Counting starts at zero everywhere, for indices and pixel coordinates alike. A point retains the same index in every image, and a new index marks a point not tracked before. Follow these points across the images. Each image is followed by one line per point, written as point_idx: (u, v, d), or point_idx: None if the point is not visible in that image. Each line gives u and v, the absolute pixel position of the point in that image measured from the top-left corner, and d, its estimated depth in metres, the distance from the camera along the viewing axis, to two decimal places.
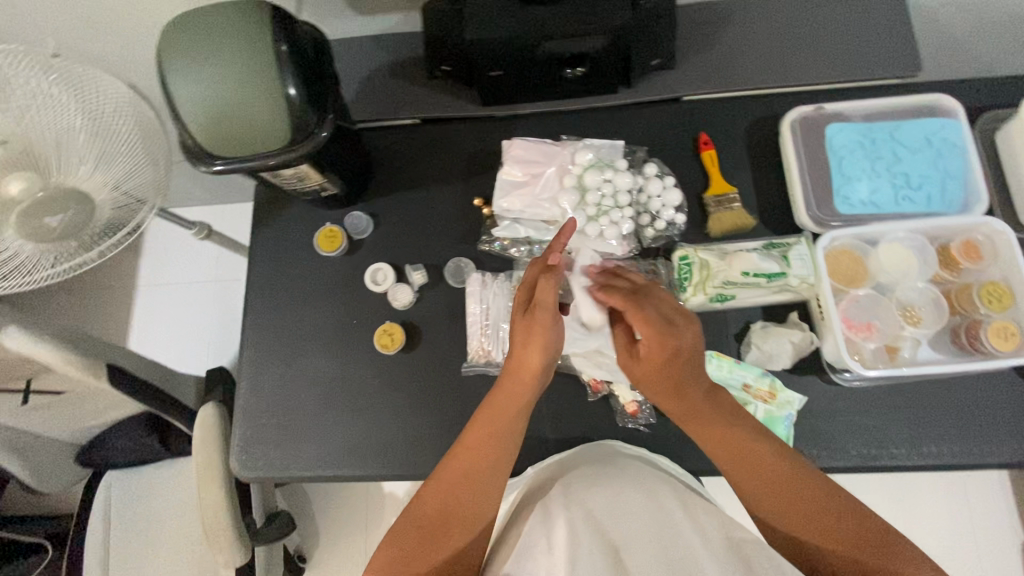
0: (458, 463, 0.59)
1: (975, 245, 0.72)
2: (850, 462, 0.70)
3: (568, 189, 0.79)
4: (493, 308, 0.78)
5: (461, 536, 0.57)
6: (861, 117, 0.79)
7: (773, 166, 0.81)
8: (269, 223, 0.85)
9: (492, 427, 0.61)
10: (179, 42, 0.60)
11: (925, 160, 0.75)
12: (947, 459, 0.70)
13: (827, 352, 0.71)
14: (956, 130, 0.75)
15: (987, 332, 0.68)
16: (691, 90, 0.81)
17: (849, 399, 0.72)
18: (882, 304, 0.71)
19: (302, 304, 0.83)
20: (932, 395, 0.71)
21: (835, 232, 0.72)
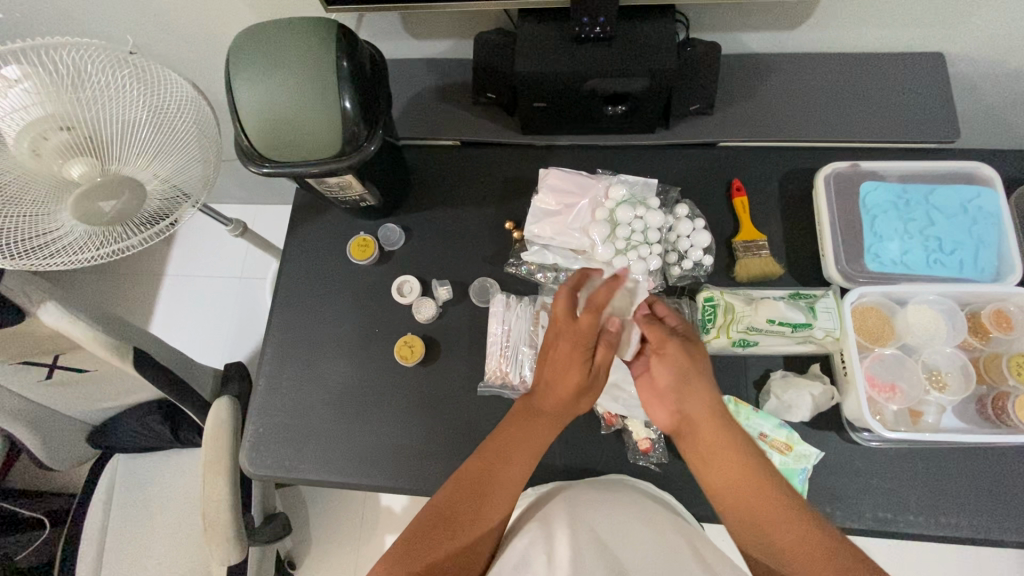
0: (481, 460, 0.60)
1: (1006, 314, 0.71)
2: (865, 524, 0.69)
3: (599, 222, 0.80)
4: (513, 331, 0.79)
5: (467, 534, 0.56)
6: (897, 178, 0.79)
7: (804, 218, 0.81)
8: (305, 226, 0.88)
9: (522, 442, 0.62)
10: (247, 50, 0.64)
11: (958, 226, 0.75)
12: (966, 533, 0.68)
13: (848, 410, 0.70)
14: (992, 199, 0.75)
15: (1014, 405, 0.67)
16: (729, 136, 0.82)
17: (866, 459, 0.71)
18: (907, 365, 0.70)
19: (328, 309, 0.84)
20: (952, 464, 0.70)
21: (864, 288, 0.72)
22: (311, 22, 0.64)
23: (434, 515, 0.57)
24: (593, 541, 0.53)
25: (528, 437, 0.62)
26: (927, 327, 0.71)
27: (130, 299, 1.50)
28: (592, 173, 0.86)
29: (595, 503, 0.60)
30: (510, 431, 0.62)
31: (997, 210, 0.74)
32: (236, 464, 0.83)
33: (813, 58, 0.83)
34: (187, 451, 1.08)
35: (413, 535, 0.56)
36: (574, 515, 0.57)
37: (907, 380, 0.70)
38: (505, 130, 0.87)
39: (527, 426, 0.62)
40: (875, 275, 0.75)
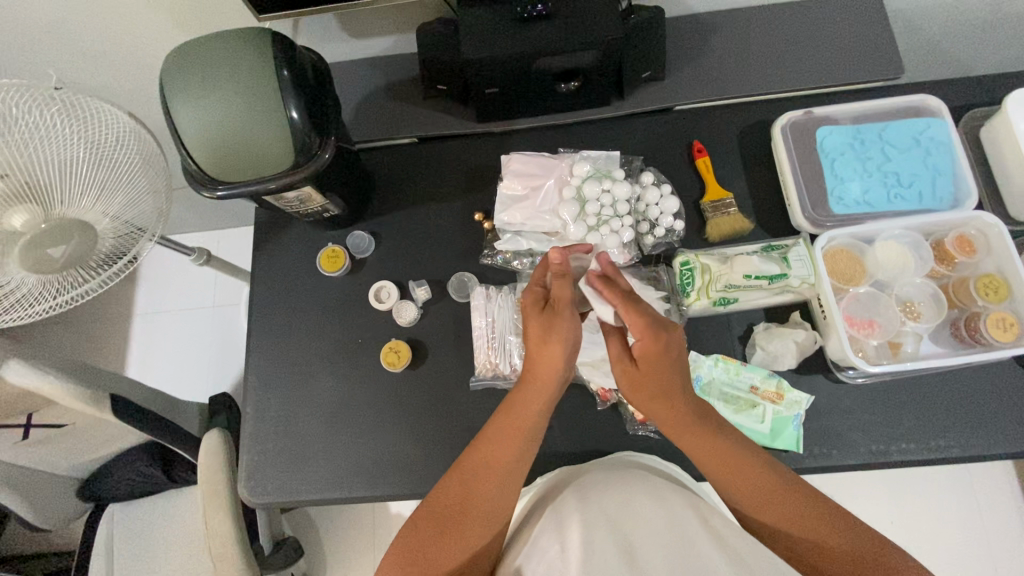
0: (486, 452, 0.59)
1: (968, 240, 0.73)
2: (861, 459, 0.71)
3: (568, 201, 0.80)
4: (498, 322, 0.78)
5: (478, 534, 0.55)
6: (851, 119, 0.80)
7: (766, 170, 0.82)
8: (271, 245, 0.86)
9: (511, 434, 0.59)
10: (180, 72, 0.61)
11: (914, 158, 0.77)
12: (956, 452, 0.70)
13: (832, 350, 0.72)
14: (943, 128, 0.77)
15: (986, 323, 0.69)
16: (683, 98, 0.82)
17: (855, 396, 0.73)
18: (882, 301, 0.72)
19: (307, 325, 0.82)
20: (934, 389, 0.72)
21: (832, 232, 0.74)
22: (244, 36, 0.62)
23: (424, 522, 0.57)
24: (607, 521, 0.52)
25: (528, 414, 0.59)
26: (895, 262, 0.73)
27: (101, 345, 1.45)
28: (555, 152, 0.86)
29: (605, 487, 0.59)
30: (499, 428, 0.60)
31: (947, 140, 0.76)
32: (236, 496, 0.82)
33: (755, 10, 0.83)
34: (185, 489, 1.06)
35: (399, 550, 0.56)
36: (582, 502, 0.57)
37: (883, 315, 0.72)
38: (460, 120, 0.86)
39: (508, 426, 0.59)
40: (840, 217, 0.77)
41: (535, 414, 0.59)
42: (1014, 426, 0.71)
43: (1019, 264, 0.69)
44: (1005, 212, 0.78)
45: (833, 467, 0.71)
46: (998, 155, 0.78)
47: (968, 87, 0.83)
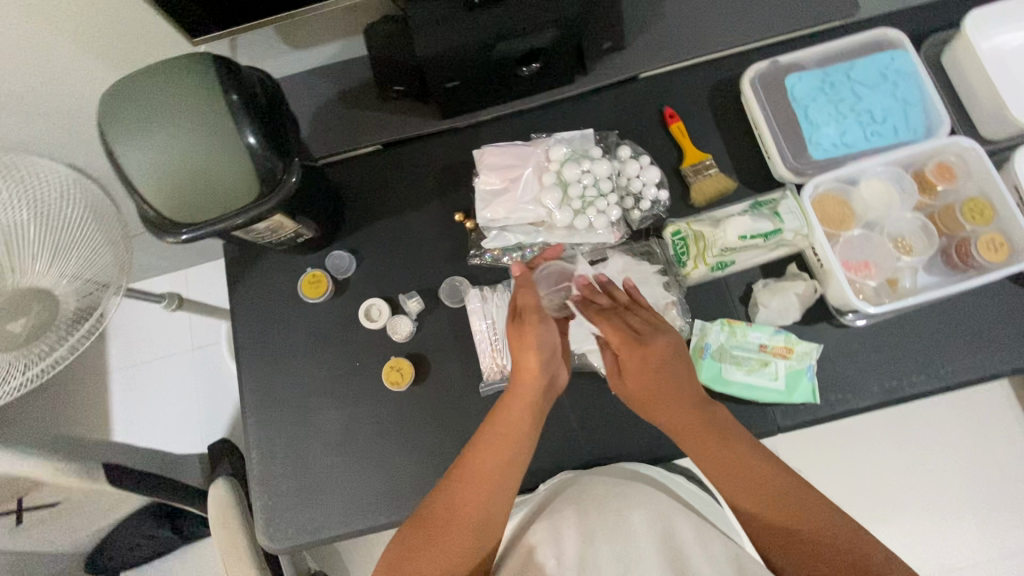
0: (480, 460, 0.58)
1: (948, 165, 0.74)
2: (875, 399, 0.71)
3: (550, 187, 0.77)
4: (498, 323, 0.76)
5: (460, 545, 0.54)
6: (815, 63, 0.80)
7: (741, 126, 0.81)
8: (247, 280, 0.82)
9: (502, 441, 0.60)
10: (120, 112, 0.57)
11: (884, 93, 0.76)
12: (964, 376, 0.72)
13: (833, 297, 0.72)
14: (907, 59, 0.77)
15: (977, 247, 0.70)
16: (648, 65, 0.81)
17: (860, 338, 0.73)
18: (875, 240, 0.72)
19: (300, 357, 0.79)
20: (935, 318, 0.73)
21: (818, 178, 0.73)
22: (184, 63, 0.58)
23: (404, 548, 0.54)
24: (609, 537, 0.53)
25: (515, 421, 0.61)
26: (880, 200, 0.73)
27: (81, 410, 1.38)
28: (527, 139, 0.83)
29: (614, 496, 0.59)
30: (492, 433, 0.60)
31: (912, 69, 0.76)
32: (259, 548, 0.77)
33: None
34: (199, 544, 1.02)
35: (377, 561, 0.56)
36: (579, 518, 0.56)
37: (878, 253, 0.72)
38: (425, 120, 0.82)
39: (501, 429, 0.60)
40: (819, 163, 0.76)
41: (521, 419, 0.61)
42: (1014, 341, 0.72)
43: (1001, 183, 0.70)
44: (977, 133, 0.79)
45: (846, 412, 0.71)
46: (963, 78, 0.78)
47: (923, 15, 0.83)
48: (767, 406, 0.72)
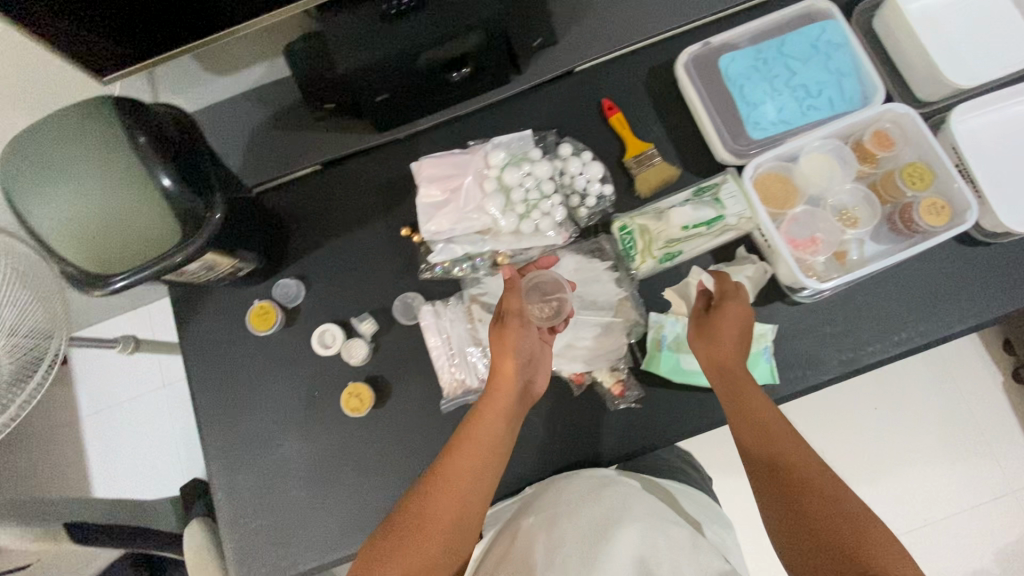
0: (456, 462, 0.59)
1: (885, 133, 0.74)
2: (834, 372, 0.72)
3: (491, 194, 0.77)
4: (454, 337, 0.75)
5: (427, 552, 0.54)
6: (748, 41, 0.79)
7: (681, 112, 0.80)
8: (195, 319, 0.79)
9: (477, 446, 0.60)
10: (21, 171, 0.54)
11: (816, 66, 0.76)
12: (917, 341, 0.72)
13: (783, 276, 0.72)
14: (838, 29, 0.76)
15: (920, 211, 0.69)
16: (581, 58, 0.79)
17: (814, 313, 0.73)
18: (819, 214, 0.72)
19: (258, 391, 0.77)
20: (886, 286, 0.73)
21: (756, 159, 0.73)
22: (82, 110, 0.56)
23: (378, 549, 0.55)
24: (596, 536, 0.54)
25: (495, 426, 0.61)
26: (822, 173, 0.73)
27: (54, 462, 1.35)
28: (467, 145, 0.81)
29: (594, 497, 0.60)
30: (468, 436, 0.61)
31: (838, 39, 0.76)
32: None
33: None
34: None
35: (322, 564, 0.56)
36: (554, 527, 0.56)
37: (822, 229, 0.72)
38: (361, 138, 0.80)
39: (479, 429, 0.61)
40: (757, 144, 0.76)
41: (497, 424, 0.61)
42: (964, 301, 0.73)
43: (934, 142, 0.71)
44: (914, 98, 0.79)
45: (806, 390, 0.72)
46: (895, 44, 0.77)
47: None
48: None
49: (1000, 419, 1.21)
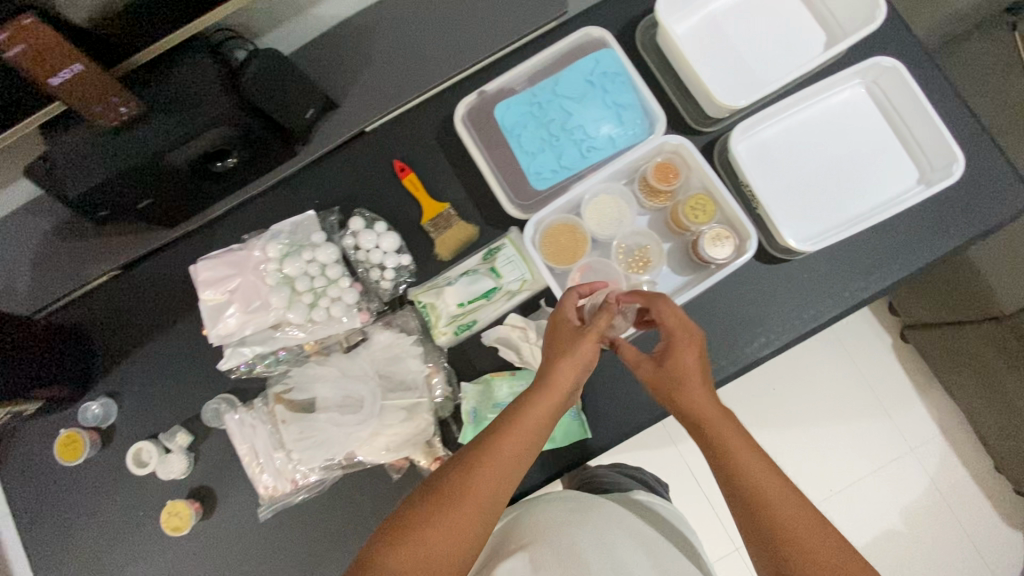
0: (711, 419, 0.62)
1: (860, 112, 0.86)
2: (811, 313, 0.84)
3: (520, 152, 0.85)
4: (481, 284, 0.85)
5: (781, 517, 0.55)
6: (740, 26, 0.88)
7: (681, 87, 0.88)
8: (232, 264, 0.83)
9: (698, 385, 0.64)
10: None
11: (800, 56, 0.88)
12: (887, 281, 0.84)
13: (769, 236, 0.84)
14: (816, 24, 0.88)
15: (878, 183, 0.85)
16: (597, 31, 0.86)
17: (798, 263, 0.84)
18: (800, 183, 0.85)
19: (300, 331, 0.84)
20: (865, 238, 0.84)
21: (747, 130, 0.85)
22: None
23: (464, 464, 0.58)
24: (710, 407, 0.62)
25: (716, 405, 0.63)
26: (804, 147, 0.86)
27: None
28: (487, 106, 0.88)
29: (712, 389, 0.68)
30: (699, 399, 0.63)
31: (817, 22, 0.88)
32: (351, 488, 0.84)
33: None
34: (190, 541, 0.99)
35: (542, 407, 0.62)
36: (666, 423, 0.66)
37: (808, 192, 0.85)
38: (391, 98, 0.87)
39: (698, 390, 0.64)
40: (758, 110, 0.87)
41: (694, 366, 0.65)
42: (927, 244, 0.84)
43: (923, 96, 0.81)
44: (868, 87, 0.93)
45: (783, 338, 0.83)
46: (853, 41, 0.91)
47: None
48: (717, 330, 0.84)
49: (890, 379, 1.53)
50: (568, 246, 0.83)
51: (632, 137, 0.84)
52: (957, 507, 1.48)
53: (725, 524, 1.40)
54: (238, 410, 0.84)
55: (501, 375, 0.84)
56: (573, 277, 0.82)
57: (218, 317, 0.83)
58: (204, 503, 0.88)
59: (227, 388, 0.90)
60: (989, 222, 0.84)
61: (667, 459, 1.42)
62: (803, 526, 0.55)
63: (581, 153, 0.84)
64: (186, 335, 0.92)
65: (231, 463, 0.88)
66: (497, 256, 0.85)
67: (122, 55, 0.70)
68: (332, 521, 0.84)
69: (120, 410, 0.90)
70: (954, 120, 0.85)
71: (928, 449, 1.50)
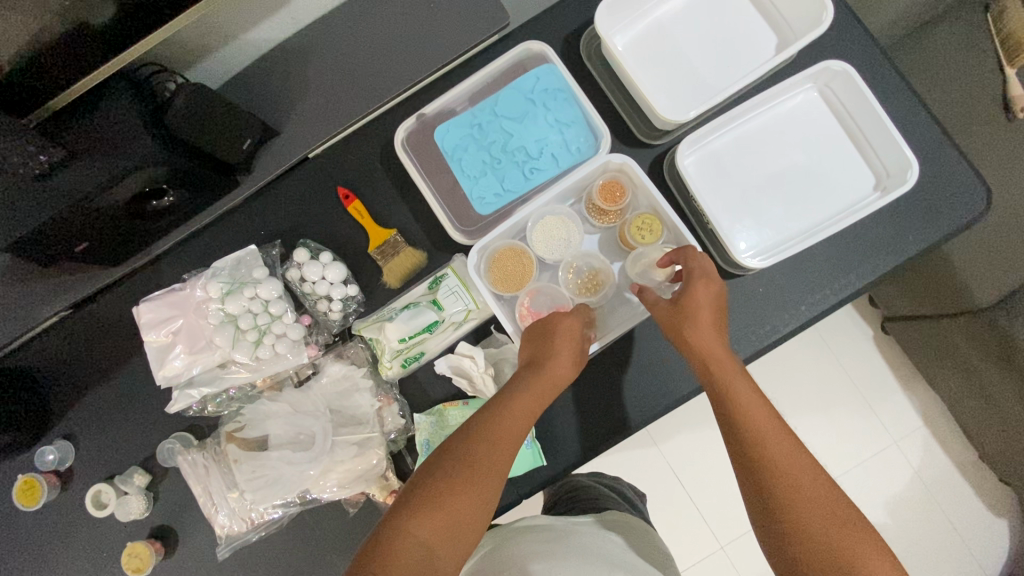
0: (717, 363, 0.65)
1: (813, 117, 0.84)
2: (773, 329, 0.81)
3: (463, 176, 0.84)
4: (425, 315, 0.83)
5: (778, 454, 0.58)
6: (685, 32, 0.85)
7: (627, 99, 0.85)
8: (175, 306, 0.82)
9: (712, 330, 0.67)
10: None
11: (749, 60, 0.84)
12: (847, 292, 0.81)
13: (721, 252, 0.82)
14: (765, 25, 0.84)
15: (832, 190, 0.83)
16: (537, 45, 0.83)
17: (754, 278, 0.81)
18: (752, 195, 0.83)
19: (248, 371, 0.84)
20: (823, 249, 0.81)
21: (697, 142, 0.82)
22: None
23: (488, 433, 0.61)
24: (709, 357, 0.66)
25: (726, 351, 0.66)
26: (755, 156, 0.84)
27: None
28: (428, 130, 0.86)
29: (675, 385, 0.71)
30: (706, 341, 0.66)
31: (767, 23, 0.84)
32: (309, 524, 0.84)
33: None
34: None
35: (539, 386, 0.67)
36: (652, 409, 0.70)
37: (760, 203, 0.83)
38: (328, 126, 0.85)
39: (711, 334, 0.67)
40: (706, 120, 0.84)
41: (710, 309, 0.68)
42: (885, 252, 0.81)
43: (874, 100, 0.78)
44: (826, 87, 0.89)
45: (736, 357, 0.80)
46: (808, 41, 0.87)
47: None
48: (669, 351, 0.81)
49: (872, 370, 1.49)
50: (514, 274, 0.81)
51: (576, 155, 0.83)
52: (942, 498, 1.44)
53: (712, 527, 1.36)
54: (190, 451, 0.83)
55: (452, 405, 0.82)
56: (522, 301, 0.81)
57: (163, 359, 0.81)
58: (167, 541, 0.87)
59: (183, 426, 0.89)
60: (948, 227, 0.81)
61: (647, 461, 1.39)
62: (789, 455, 0.58)
63: (523, 174, 0.83)
64: (137, 375, 0.90)
65: (190, 502, 0.88)
66: (440, 287, 0.83)
67: (39, 102, 0.64)
68: (291, 555, 0.84)
69: (76, 451, 0.89)
70: (911, 122, 0.82)
71: (911, 441, 1.46)
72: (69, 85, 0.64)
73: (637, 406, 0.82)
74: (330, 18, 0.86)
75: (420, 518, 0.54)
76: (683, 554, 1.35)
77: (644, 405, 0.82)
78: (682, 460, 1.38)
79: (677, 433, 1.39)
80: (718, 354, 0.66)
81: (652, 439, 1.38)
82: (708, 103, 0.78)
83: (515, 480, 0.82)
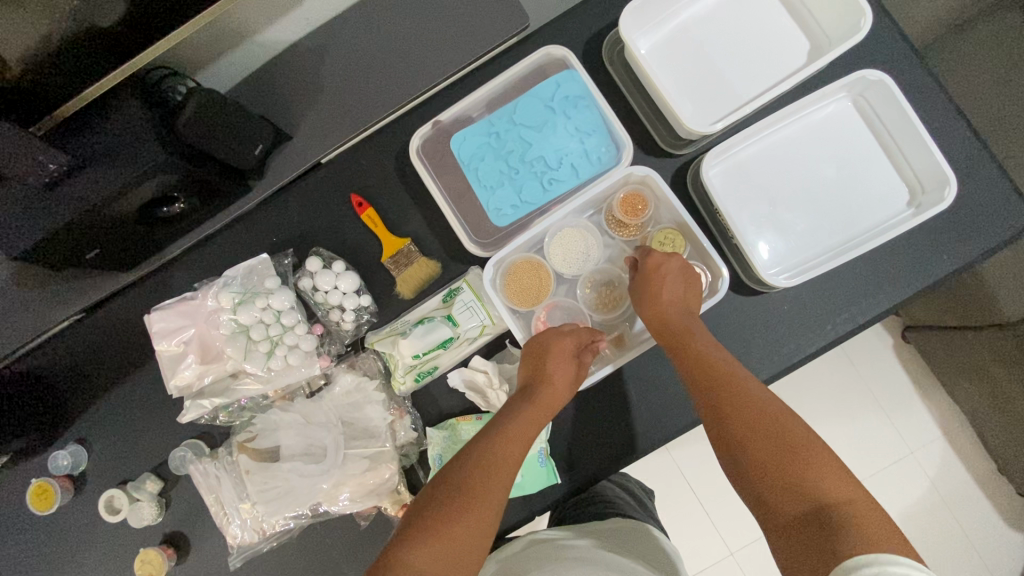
0: (675, 325, 0.70)
1: (845, 129, 0.80)
2: (796, 351, 0.78)
3: (480, 186, 0.82)
4: (439, 329, 0.81)
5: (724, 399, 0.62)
6: (713, 38, 0.81)
7: (650, 107, 0.82)
8: (188, 314, 0.81)
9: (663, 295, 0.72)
10: None
11: (780, 67, 0.80)
12: (875, 312, 0.78)
13: (745, 269, 0.79)
14: (797, 31, 0.81)
15: (864, 206, 0.79)
16: (558, 50, 0.80)
17: (778, 297, 0.79)
18: (780, 210, 0.80)
19: (260, 382, 0.83)
20: (852, 268, 0.78)
21: (722, 154, 0.79)
22: None
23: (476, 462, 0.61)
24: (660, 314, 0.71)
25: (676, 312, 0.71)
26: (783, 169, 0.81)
27: None
28: (443, 138, 0.84)
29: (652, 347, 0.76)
30: (656, 306, 0.71)
31: (799, 29, 0.81)
32: (321, 534, 0.84)
33: None
34: None
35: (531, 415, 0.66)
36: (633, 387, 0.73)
37: (786, 218, 0.80)
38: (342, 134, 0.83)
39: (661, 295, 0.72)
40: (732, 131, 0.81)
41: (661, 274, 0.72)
42: (915, 272, 0.78)
43: (910, 113, 0.74)
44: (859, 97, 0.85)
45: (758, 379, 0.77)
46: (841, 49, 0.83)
47: None
48: None
49: (891, 380, 1.45)
50: (528, 287, 0.79)
51: (596, 165, 0.80)
52: (958, 511, 1.41)
53: (725, 535, 1.34)
54: (202, 460, 0.83)
55: (464, 421, 0.81)
56: (538, 315, 0.79)
57: (175, 368, 0.81)
58: (179, 547, 0.87)
59: (195, 433, 0.88)
60: (983, 246, 0.77)
61: (660, 467, 1.38)
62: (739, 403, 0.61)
63: (541, 185, 0.81)
64: (150, 381, 0.89)
65: (203, 509, 0.88)
66: (455, 301, 0.82)
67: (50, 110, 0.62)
68: (303, 565, 0.84)
69: (90, 456, 0.89)
70: (948, 136, 0.79)
71: (929, 453, 1.43)
72: (77, 90, 0.62)
73: (654, 425, 0.80)
74: (344, 19, 0.83)
75: (422, 548, 0.53)
76: (693, 560, 1.34)
77: (661, 425, 0.80)
78: (695, 468, 1.36)
79: (690, 438, 1.38)
80: (669, 314, 0.71)
81: (665, 447, 1.37)
82: (734, 114, 0.75)
83: (527, 497, 0.81)
